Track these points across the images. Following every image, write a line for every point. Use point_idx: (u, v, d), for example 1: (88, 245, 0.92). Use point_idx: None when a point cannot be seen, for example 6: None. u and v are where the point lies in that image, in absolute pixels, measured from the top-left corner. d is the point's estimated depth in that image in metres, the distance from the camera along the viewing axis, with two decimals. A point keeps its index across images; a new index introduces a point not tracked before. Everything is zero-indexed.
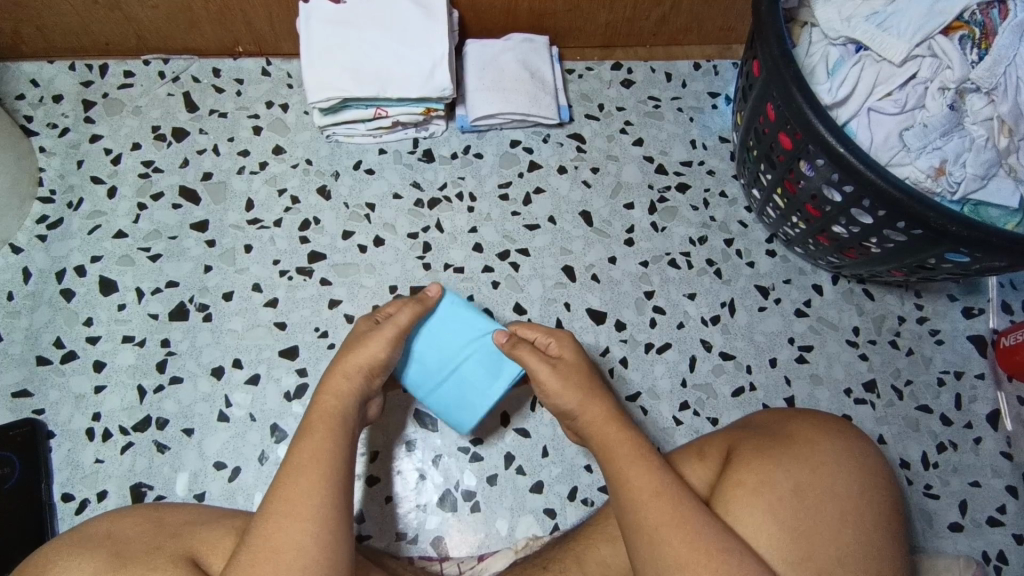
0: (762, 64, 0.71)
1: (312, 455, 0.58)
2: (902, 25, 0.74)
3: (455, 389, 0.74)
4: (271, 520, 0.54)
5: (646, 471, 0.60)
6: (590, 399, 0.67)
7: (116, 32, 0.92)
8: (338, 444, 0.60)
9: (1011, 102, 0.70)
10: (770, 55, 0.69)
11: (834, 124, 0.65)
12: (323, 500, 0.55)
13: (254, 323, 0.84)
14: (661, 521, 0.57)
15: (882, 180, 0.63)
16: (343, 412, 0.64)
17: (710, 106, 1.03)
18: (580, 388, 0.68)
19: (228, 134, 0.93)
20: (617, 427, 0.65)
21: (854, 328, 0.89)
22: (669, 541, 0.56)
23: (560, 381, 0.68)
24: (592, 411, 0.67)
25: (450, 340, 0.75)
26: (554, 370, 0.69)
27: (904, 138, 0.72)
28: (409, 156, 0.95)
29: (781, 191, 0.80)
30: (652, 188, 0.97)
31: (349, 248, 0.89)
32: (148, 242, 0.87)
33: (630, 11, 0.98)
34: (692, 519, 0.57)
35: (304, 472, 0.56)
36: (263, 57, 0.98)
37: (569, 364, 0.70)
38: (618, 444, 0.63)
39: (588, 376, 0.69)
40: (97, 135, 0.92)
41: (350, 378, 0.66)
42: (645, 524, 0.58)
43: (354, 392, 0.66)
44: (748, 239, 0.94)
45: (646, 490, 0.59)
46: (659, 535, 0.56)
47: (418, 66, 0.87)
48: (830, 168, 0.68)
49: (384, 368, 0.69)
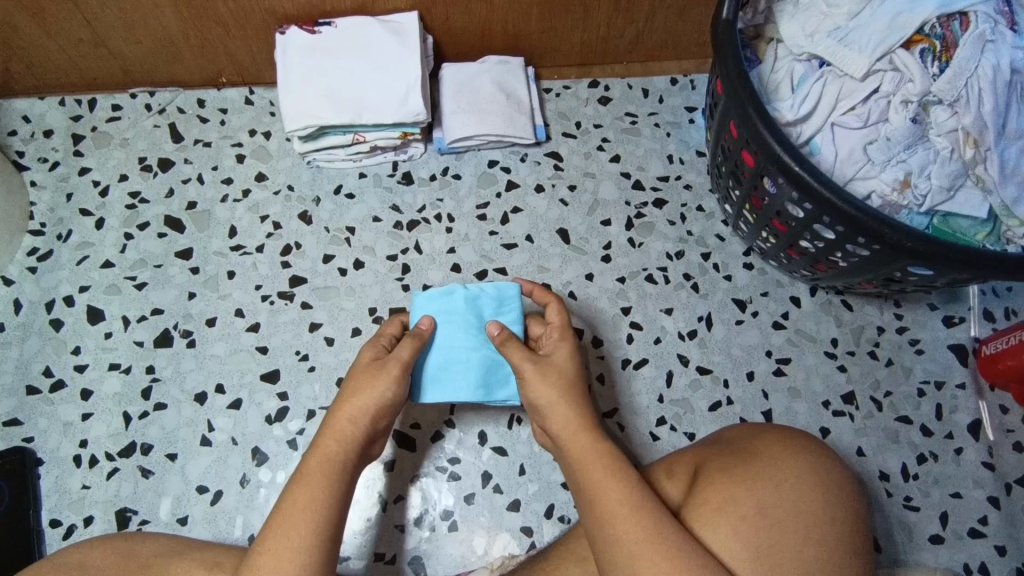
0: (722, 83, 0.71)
1: (306, 504, 0.59)
2: (864, 39, 0.73)
3: (456, 370, 0.74)
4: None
5: (621, 488, 0.60)
6: (562, 401, 0.67)
7: (103, 67, 0.95)
8: (333, 503, 0.60)
9: (975, 113, 0.70)
10: (727, 74, 0.69)
11: (790, 143, 0.65)
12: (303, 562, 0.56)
13: (236, 348, 0.86)
14: (633, 539, 0.57)
15: (839, 199, 0.63)
16: (345, 459, 0.63)
17: (687, 121, 1.04)
18: (555, 387, 0.68)
19: (212, 163, 0.97)
20: (591, 438, 0.65)
21: (832, 340, 0.89)
22: (642, 559, 0.56)
23: (538, 377, 0.69)
24: (560, 415, 0.67)
25: (475, 329, 0.75)
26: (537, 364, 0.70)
27: (868, 151, 0.72)
28: (388, 179, 0.97)
29: (749, 207, 0.80)
30: (629, 205, 0.98)
31: (330, 271, 0.91)
32: (134, 271, 0.89)
33: (604, 30, 1.00)
34: (665, 536, 0.57)
35: (292, 528, 0.57)
36: (246, 86, 1.01)
37: (556, 364, 0.70)
38: (591, 454, 0.63)
39: (571, 380, 0.69)
40: (86, 169, 0.95)
41: (356, 422, 0.65)
42: (618, 541, 0.58)
43: (361, 436, 0.65)
44: (726, 252, 0.95)
45: (621, 508, 0.59)
46: (637, 555, 0.57)
47: (392, 89, 0.89)
48: (789, 187, 0.68)
49: (383, 406, 0.67)
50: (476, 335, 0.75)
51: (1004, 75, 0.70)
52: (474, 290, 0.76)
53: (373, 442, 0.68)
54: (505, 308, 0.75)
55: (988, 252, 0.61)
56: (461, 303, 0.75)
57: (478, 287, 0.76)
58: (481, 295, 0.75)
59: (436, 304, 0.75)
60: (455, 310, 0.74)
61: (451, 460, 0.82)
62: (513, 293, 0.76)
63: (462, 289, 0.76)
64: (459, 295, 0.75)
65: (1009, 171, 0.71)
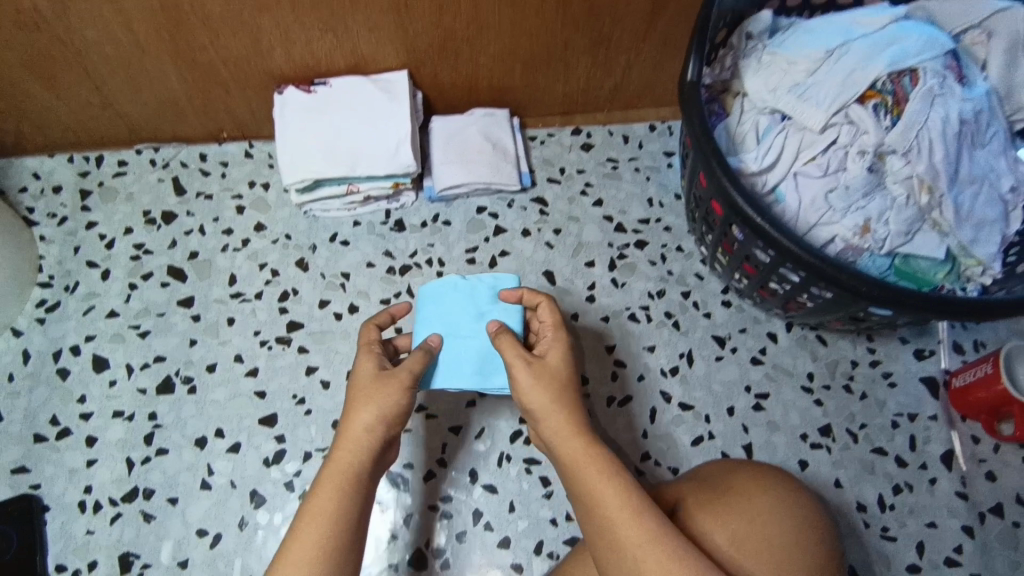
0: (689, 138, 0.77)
1: (317, 518, 0.61)
2: (820, 95, 0.78)
3: (458, 355, 0.78)
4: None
5: (618, 495, 0.61)
6: (555, 405, 0.67)
7: (110, 126, 1.01)
8: (348, 515, 0.62)
9: (926, 162, 0.75)
10: (693, 131, 0.75)
11: (751, 196, 0.70)
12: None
13: (235, 392, 0.89)
14: (636, 542, 0.58)
15: (797, 248, 0.68)
16: (359, 471, 0.64)
17: (665, 165, 1.09)
18: (548, 390, 0.69)
19: (213, 215, 1.01)
20: (584, 441, 0.66)
21: (808, 374, 0.93)
22: (644, 565, 0.57)
23: (531, 379, 0.69)
24: (555, 420, 0.67)
25: (474, 316, 0.80)
26: (530, 368, 0.70)
27: (829, 199, 0.77)
28: (381, 226, 1.02)
29: (722, 251, 0.85)
30: (612, 246, 1.02)
31: (326, 316, 0.95)
32: (137, 320, 0.93)
33: (584, 82, 1.06)
34: (665, 541, 0.58)
35: (305, 539, 0.59)
36: (246, 140, 1.07)
37: (548, 366, 0.70)
38: (586, 459, 0.64)
39: (564, 382, 0.70)
40: (93, 222, 1.00)
41: (370, 431, 0.65)
42: (623, 545, 0.59)
43: (374, 444, 0.66)
44: (705, 291, 0.99)
45: (623, 511, 0.60)
46: (640, 562, 0.57)
47: (382, 144, 0.94)
48: (755, 237, 0.73)
49: (398, 413, 0.67)
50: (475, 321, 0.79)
51: (952, 126, 0.75)
52: (471, 281, 0.81)
53: (388, 448, 0.68)
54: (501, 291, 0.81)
55: (939, 296, 0.65)
56: (460, 291, 0.81)
57: (473, 278, 0.81)
58: (477, 284, 0.81)
59: (434, 297, 0.81)
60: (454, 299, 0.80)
61: (443, 499, 0.85)
62: (509, 282, 0.81)
63: (460, 281, 0.82)
64: (456, 283, 0.81)
65: (964, 216, 0.76)
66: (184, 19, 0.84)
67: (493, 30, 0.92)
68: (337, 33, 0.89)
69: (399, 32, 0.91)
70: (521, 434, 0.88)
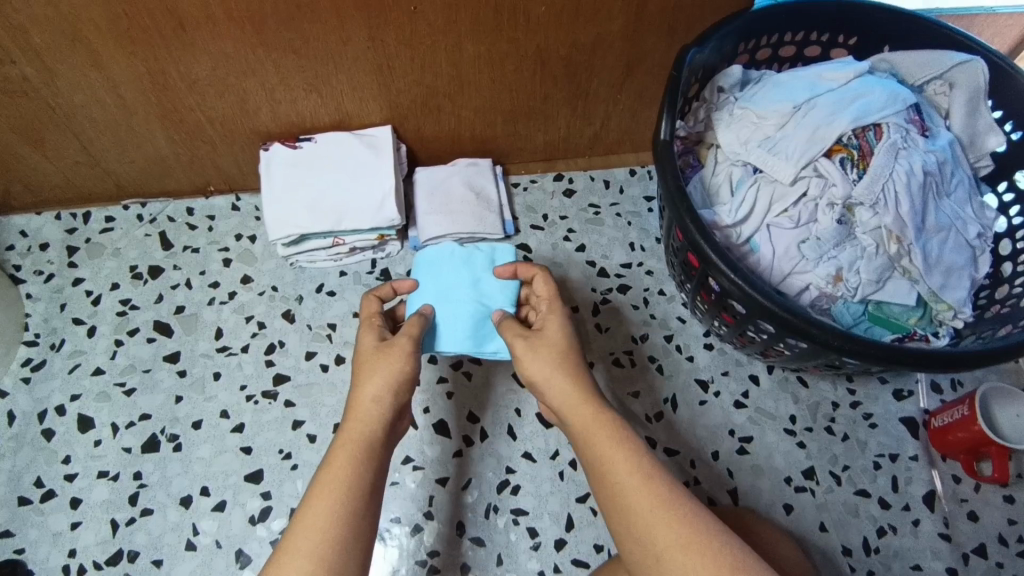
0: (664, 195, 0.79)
1: (335, 483, 0.61)
2: (789, 148, 0.81)
3: (454, 317, 0.87)
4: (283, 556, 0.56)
5: (631, 459, 0.63)
6: (561, 376, 0.71)
7: (98, 183, 1.02)
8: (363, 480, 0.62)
9: (893, 213, 0.77)
10: (668, 190, 0.77)
11: (725, 252, 0.73)
12: (331, 539, 0.57)
13: (221, 449, 0.89)
14: (649, 505, 0.59)
15: (771, 302, 0.71)
16: (369, 440, 0.65)
17: (646, 209, 1.12)
18: (553, 363, 0.72)
19: (200, 268, 1.03)
20: (593, 407, 0.68)
21: (791, 417, 0.94)
22: (660, 529, 0.58)
23: (534, 354, 0.73)
24: (562, 390, 0.70)
25: (469, 283, 0.89)
26: (531, 344, 0.74)
27: (801, 249, 0.79)
28: (367, 276, 1.03)
29: (701, 299, 0.86)
30: (595, 291, 1.04)
31: (312, 368, 0.96)
32: (123, 377, 0.93)
33: (564, 131, 1.08)
34: (679, 505, 0.59)
35: (323, 500, 0.59)
36: (233, 193, 1.09)
37: (548, 338, 0.74)
38: (597, 427, 0.67)
39: (566, 352, 0.73)
40: (80, 279, 1.00)
41: (378, 401, 0.68)
42: (637, 511, 0.60)
43: (383, 415, 0.68)
44: (687, 334, 1.00)
45: (637, 477, 0.62)
46: (652, 522, 0.59)
47: (366, 198, 0.95)
48: (731, 294, 0.76)
49: (403, 382, 0.70)
50: (470, 288, 0.89)
51: (917, 178, 0.78)
52: (469, 250, 0.92)
53: (396, 421, 0.70)
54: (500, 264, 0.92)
55: (907, 348, 0.67)
56: (462, 261, 0.91)
57: (472, 248, 0.92)
58: (475, 254, 0.92)
59: (433, 265, 0.91)
60: (453, 265, 0.91)
61: (430, 553, 0.85)
62: (502, 252, 0.93)
63: (458, 250, 0.92)
64: (455, 250, 0.92)
65: (933, 262, 0.79)
66: (170, 82, 0.86)
67: (474, 86, 0.95)
68: (322, 92, 0.91)
69: (381, 90, 0.92)
70: (508, 484, 0.89)
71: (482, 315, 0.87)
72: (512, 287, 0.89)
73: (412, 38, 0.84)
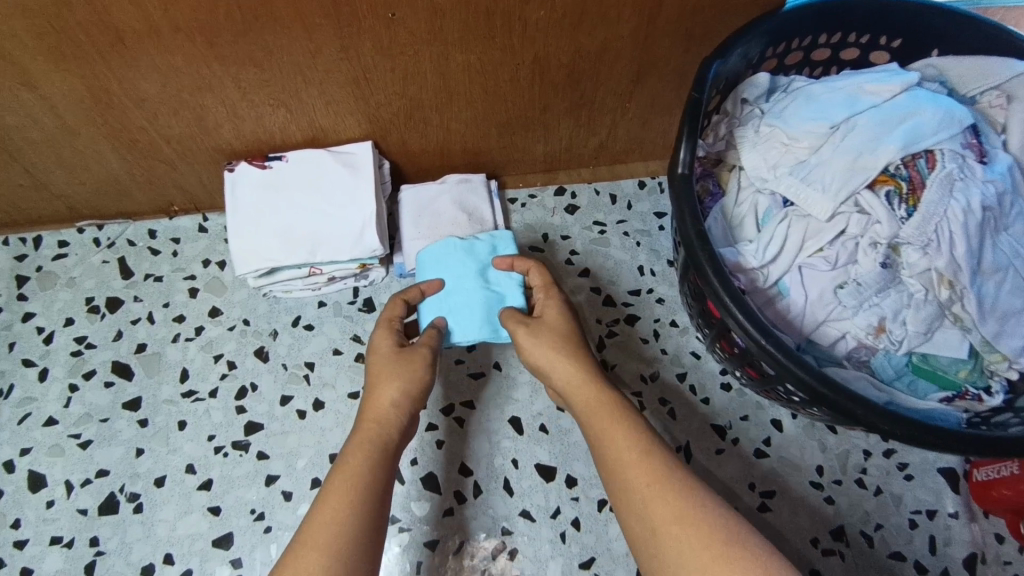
0: (682, 238, 0.70)
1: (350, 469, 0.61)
2: (826, 178, 0.70)
3: (464, 309, 0.83)
4: (300, 551, 0.55)
5: (627, 433, 0.63)
6: (559, 358, 0.71)
7: (48, 206, 0.92)
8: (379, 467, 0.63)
9: (947, 255, 0.66)
10: (686, 235, 0.68)
11: (756, 314, 0.65)
12: (346, 535, 0.57)
13: (187, 509, 0.81)
14: (643, 480, 0.59)
15: (809, 375, 0.63)
16: (385, 436, 0.66)
17: (657, 227, 1.01)
18: (552, 346, 0.72)
19: (164, 299, 0.93)
20: (594, 389, 0.68)
21: (818, 468, 0.85)
22: (653, 503, 0.58)
23: (533, 339, 0.74)
24: (566, 371, 0.70)
25: (474, 272, 0.85)
26: (531, 329, 0.75)
27: (838, 295, 0.69)
28: (348, 306, 0.93)
29: (720, 348, 0.75)
30: (600, 322, 0.94)
31: (288, 414, 0.87)
32: (78, 427, 0.85)
33: (567, 142, 0.97)
34: (672, 480, 0.58)
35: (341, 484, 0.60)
36: (199, 212, 0.98)
37: (549, 324, 0.75)
38: (597, 405, 0.67)
39: (565, 335, 0.73)
40: (30, 314, 0.91)
41: (395, 402, 0.69)
42: (630, 486, 0.59)
43: (401, 420, 0.68)
44: (702, 372, 0.91)
45: (632, 452, 0.61)
46: (647, 495, 0.58)
47: (344, 227, 0.85)
48: (760, 358, 0.66)
49: (420, 387, 0.71)
50: (476, 278, 0.84)
51: (975, 216, 0.67)
52: (469, 241, 0.87)
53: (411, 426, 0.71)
54: (501, 254, 0.87)
55: (958, 431, 0.61)
56: (463, 253, 0.86)
57: (472, 239, 0.87)
58: (477, 244, 0.87)
59: (434, 258, 0.86)
60: (456, 258, 0.86)
61: None
62: (503, 239, 0.88)
63: (458, 241, 0.87)
64: (456, 241, 0.87)
65: (987, 308, 0.67)
66: (116, 100, 0.75)
67: (464, 98, 0.83)
68: (291, 108, 0.80)
69: (359, 103, 0.81)
70: (504, 548, 0.81)
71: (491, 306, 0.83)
72: (513, 277, 0.84)
73: (391, 46, 0.72)
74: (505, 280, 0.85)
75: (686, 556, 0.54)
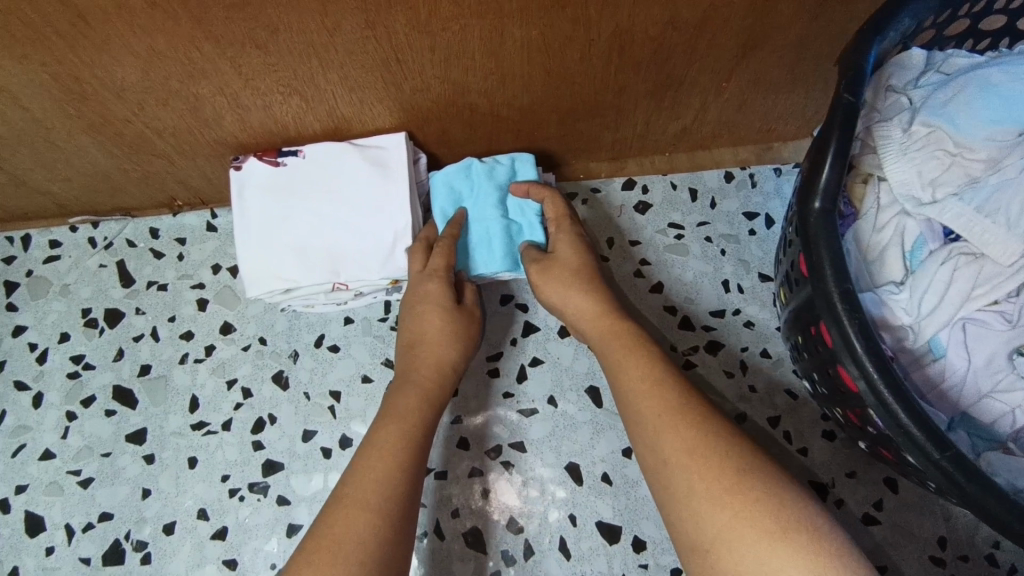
0: (819, 290, 0.52)
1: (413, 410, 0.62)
2: (1012, 210, 0.55)
3: (482, 240, 0.73)
4: (342, 509, 0.53)
5: (640, 362, 0.60)
6: (576, 292, 0.67)
7: (34, 203, 0.79)
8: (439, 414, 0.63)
9: None
10: (824, 288, 0.51)
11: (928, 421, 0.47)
12: (402, 474, 0.57)
13: (199, 562, 0.71)
14: (657, 413, 0.55)
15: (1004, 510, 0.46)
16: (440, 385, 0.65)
17: (747, 231, 0.83)
18: (563, 283, 0.67)
19: (169, 311, 0.81)
20: (611, 320, 0.65)
21: (939, 540, 0.70)
22: (664, 433, 0.53)
23: (544, 276, 0.68)
24: (582, 305, 0.66)
25: (491, 198, 0.73)
26: (540, 267, 0.69)
27: (1016, 361, 0.54)
28: (379, 324, 0.79)
29: (841, 410, 0.59)
30: (675, 350, 0.78)
31: (312, 452, 0.75)
32: (78, 462, 0.75)
33: (642, 129, 0.79)
34: (689, 411, 0.54)
35: (401, 422, 0.61)
36: (206, 207, 0.84)
37: (561, 260, 0.69)
38: (613, 337, 0.63)
39: (576, 271, 0.68)
40: (21, 327, 0.81)
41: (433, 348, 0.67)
42: (644, 417, 0.56)
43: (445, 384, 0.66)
44: (799, 416, 0.75)
45: (645, 382, 0.58)
46: (659, 427, 0.54)
47: (375, 239, 0.71)
48: (921, 468, 0.50)
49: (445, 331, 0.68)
50: (495, 206, 0.73)
51: None
52: (488, 164, 0.75)
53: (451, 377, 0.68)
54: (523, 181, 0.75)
55: None
56: (479, 178, 0.74)
57: (491, 161, 0.75)
58: (496, 167, 0.75)
59: (449, 180, 0.74)
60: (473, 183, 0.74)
61: None
62: (525, 161, 0.75)
63: (477, 163, 0.75)
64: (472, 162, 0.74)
65: None
66: (89, 90, 0.60)
67: (522, 83, 0.66)
68: (307, 95, 0.64)
69: (390, 90, 0.64)
70: None
71: (511, 237, 0.73)
72: (531, 206, 0.74)
73: (431, 22, 0.55)
74: (525, 208, 0.74)
75: (695, 489, 0.50)
